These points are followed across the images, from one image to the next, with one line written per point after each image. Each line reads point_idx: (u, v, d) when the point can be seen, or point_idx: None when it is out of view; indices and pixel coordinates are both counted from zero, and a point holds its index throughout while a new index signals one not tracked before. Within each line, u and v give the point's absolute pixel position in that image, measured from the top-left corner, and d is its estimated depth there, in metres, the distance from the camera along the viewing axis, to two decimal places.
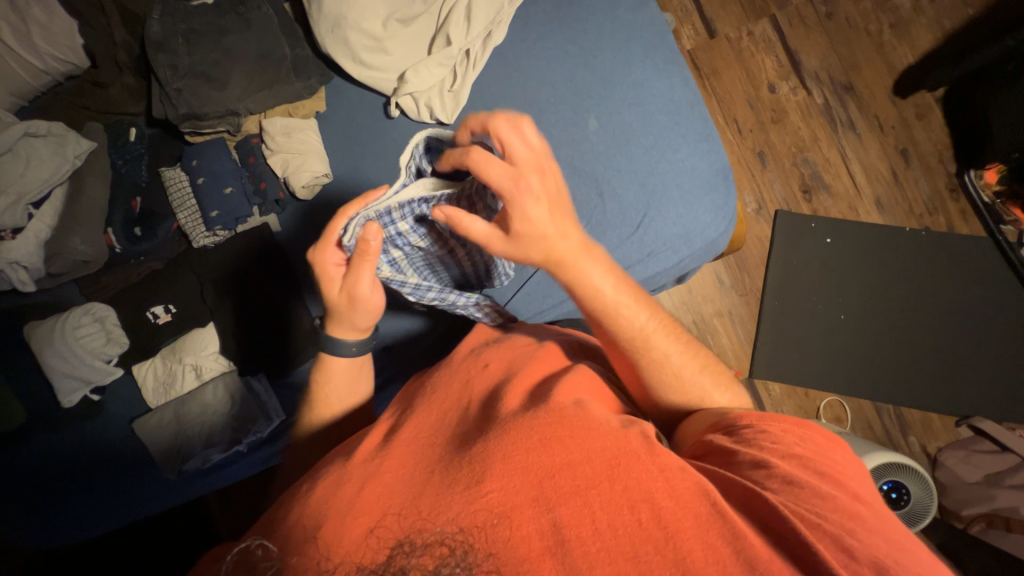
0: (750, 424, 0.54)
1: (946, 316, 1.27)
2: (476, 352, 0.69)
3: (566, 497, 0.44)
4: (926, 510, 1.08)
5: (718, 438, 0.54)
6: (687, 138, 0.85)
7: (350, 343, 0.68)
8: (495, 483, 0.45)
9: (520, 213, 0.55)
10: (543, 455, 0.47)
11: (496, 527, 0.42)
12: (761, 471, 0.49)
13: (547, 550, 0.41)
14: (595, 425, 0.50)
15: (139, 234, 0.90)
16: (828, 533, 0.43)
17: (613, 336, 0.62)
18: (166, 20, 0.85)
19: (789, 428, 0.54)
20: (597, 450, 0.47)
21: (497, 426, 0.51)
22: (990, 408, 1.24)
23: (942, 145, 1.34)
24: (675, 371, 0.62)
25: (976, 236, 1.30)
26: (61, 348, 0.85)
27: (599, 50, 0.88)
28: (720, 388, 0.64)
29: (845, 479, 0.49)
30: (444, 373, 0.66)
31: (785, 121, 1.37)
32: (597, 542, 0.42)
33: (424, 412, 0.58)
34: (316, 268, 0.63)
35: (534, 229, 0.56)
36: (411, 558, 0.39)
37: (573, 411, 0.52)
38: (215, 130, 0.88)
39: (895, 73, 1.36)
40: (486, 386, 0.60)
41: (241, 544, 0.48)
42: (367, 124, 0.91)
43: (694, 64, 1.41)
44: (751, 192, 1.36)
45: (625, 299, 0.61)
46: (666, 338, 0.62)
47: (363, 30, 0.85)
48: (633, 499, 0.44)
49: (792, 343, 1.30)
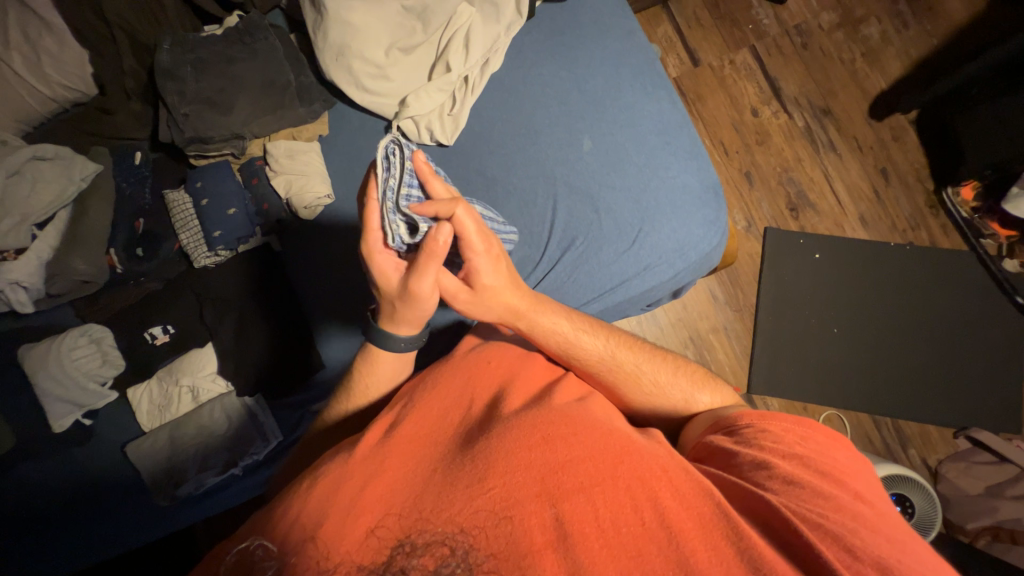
0: (750, 424, 0.54)
1: (934, 328, 1.30)
2: (477, 351, 0.67)
3: (570, 494, 0.43)
4: (931, 525, 1.05)
5: (718, 439, 0.55)
6: (677, 156, 0.88)
7: (402, 338, 0.66)
8: (498, 481, 0.44)
9: (477, 276, 0.62)
10: (546, 453, 0.47)
11: (498, 526, 0.41)
12: (763, 472, 0.49)
13: (549, 546, 0.40)
14: (599, 426, 0.51)
15: (140, 255, 0.90)
16: (829, 532, 0.42)
17: (585, 366, 0.65)
18: (175, 49, 0.89)
19: (789, 428, 0.53)
20: (599, 449, 0.48)
21: (499, 425, 0.51)
22: (984, 418, 1.25)
23: (919, 164, 1.40)
24: (651, 379, 0.65)
25: (957, 249, 1.34)
26: (56, 371, 0.83)
27: (591, 76, 0.92)
28: (700, 387, 0.65)
29: (846, 479, 0.49)
30: (444, 369, 0.64)
31: (769, 143, 1.43)
32: (601, 540, 0.40)
33: (426, 409, 0.57)
34: (366, 257, 0.61)
35: (489, 288, 0.63)
36: (411, 560, 0.40)
37: (574, 411, 0.54)
38: (221, 152, 0.91)
39: (870, 98, 1.44)
40: (489, 387, 0.59)
41: (240, 544, 0.46)
42: (369, 146, 0.94)
43: (680, 91, 1.47)
44: (740, 210, 1.41)
45: (570, 329, 0.65)
46: (630, 350, 0.66)
47: (365, 58, 0.89)
48: (635, 498, 0.44)
49: (786, 356, 1.31)
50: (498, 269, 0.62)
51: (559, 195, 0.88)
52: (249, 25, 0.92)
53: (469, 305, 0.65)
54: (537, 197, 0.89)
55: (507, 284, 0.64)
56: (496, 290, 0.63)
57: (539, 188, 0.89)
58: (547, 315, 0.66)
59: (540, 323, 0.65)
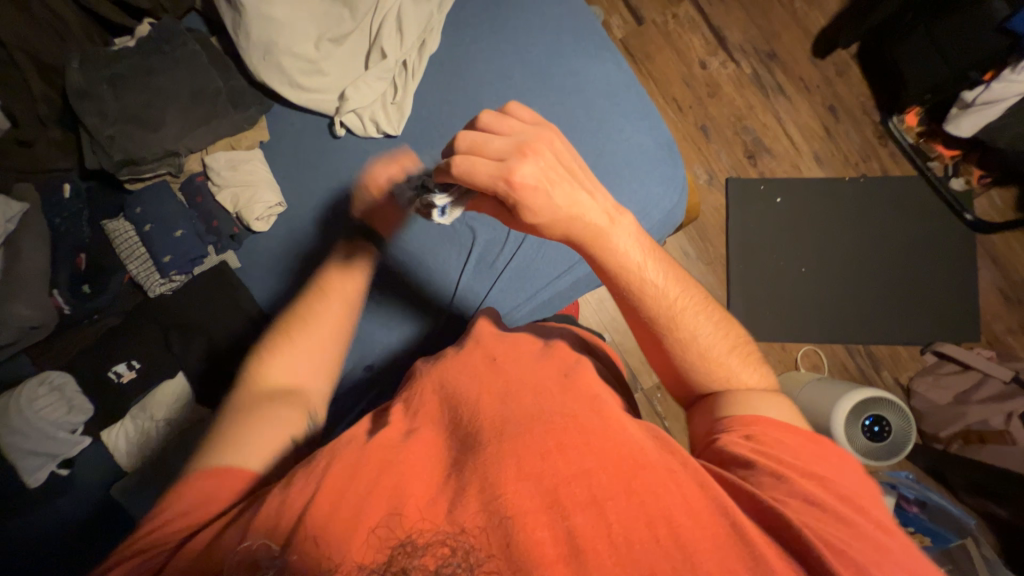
0: (765, 430, 0.50)
1: (895, 253, 1.36)
2: (488, 345, 0.62)
3: (582, 507, 0.43)
4: (908, 438, 1.09)
5: (736, 447, 0.50)
6: (628, 117, 0.88)
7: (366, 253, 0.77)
8: (509, 487, 0.44)
9: (545, 188, 0.52)
10: (558, 463, 0.45)
11: (509, 530, 0.41)
12: (781, 489, 0.46)
13: (561, 558, 0.40)
14: (614, 436, 0.49)
15: (87, 291, 0.87)
16: (853, 562, 0.41)
17: (640, 313, 0.57)
18: (88, 68, 0.83)
19: (805, 443, 0.49)
20: (613, 458, 0.46)
21: (515, 427, 0.49)
22: (947, 333, 1.32)
23: (864, 97, 1.43)
24: (704, 348, 0.57)
25: (910, 175, 1.39)
26: (19, 425, 0.79)
27: (533, 45, 0.90)
28: (746, 365, 0.57)
29: (862, 502, 0.46)
30: (457, 358, 0.61)
31: (720, 94, 1.44)
32: (613, 555, 0.40)
33: (430, 406, 0.56)
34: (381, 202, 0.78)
35: (554, 207, 0.52)
36: (413, 559, 0.39)
37: (593, 421, 0.50)
38: (156, 173, 0.86)
39: (811, 37, 1.45)
40: (507, 380, 0.55)
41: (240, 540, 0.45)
42: (314, 146, 0.90)
43: (628, 51, 1.46)
44: (700, 164, 1.42)
45: (639, 265, 0.56)
46: (698, 316, 0.58)
47: (295, 54, 0.85)
48: (650, 516, 0.42)
49: (759, 297, 1.35)
50: (556, 185, 0.52)
51: None
52: (165, 33, 0.86)
53: (550, 220, 0.53)
54: None
55: (569, 197, 0.53)
56: (580, 204, 0.54)
57: None
58: (630, 244, 0.57)
59: (606, 252, 0.55)
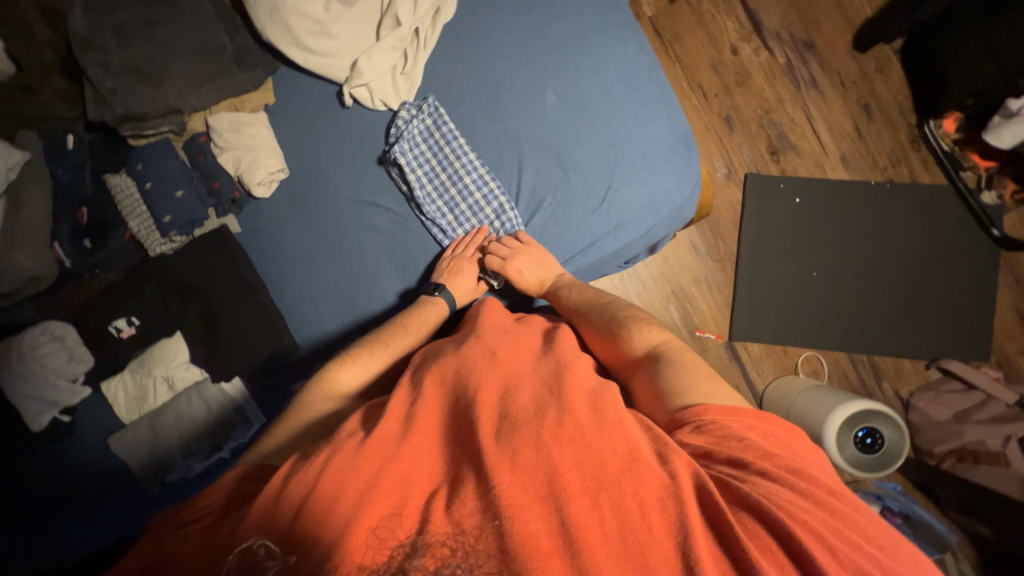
0: (714, 419, 0.50)
1: (912, 263, 1.31)
2: (493, 346, 0.62)
3: (575, 497, 0.42)
4: (899, 454, 1.07)
5: (690, 439, 0.49)
6: (646, 105, 0.84)
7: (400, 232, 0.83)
8: (504, 477, 0.43)
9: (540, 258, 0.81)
10: (554, 453, 0.44)
11: (504, 524, 0.40)
12: (794, 496, 0.43)
13: (556, 551, 0.39)
14: (607, 429, 0.47)
15: (88, 246, 0.87)
16: None
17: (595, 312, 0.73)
18: (91, 16, 0.81)
19: (753, 425, 0.50)
20: (605, 450, 0.45)
21: (512, 423, 0.48)
22: (956, 350, 1.29)
23: (902, 96, 1.35)
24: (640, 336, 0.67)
25: (939, 184, 1.33)
26: (22, 371, 0.82)
27: (553, 20, 0.86)
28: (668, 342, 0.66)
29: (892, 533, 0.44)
30: (455, 356, 0.62)
31: (750, 83, 1.37)
32: (607, 547, 0.39)
33: (429, 401, 0.56)
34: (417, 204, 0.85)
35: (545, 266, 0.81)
36: (412, 561, 0.38)
37: (591, 421, 0.48)
38: (158, 131, 0.84)
39: (853, 28, 1.36)
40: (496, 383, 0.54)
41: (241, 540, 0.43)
42: (322, 114, 0.88)
43: (656, 31, 1.38)
44: (720, 156, 1.36)
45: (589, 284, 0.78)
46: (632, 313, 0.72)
47: (303, 14, 0.81)
48: (642, 507, 0.42)
49: (766, 299, 1.32)
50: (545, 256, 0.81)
51: (525, 154, 0.84)
52: None
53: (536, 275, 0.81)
54: (504, 157, 0.85)
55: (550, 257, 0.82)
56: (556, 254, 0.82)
57: (503, 148, 0.85)
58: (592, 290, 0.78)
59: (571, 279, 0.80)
